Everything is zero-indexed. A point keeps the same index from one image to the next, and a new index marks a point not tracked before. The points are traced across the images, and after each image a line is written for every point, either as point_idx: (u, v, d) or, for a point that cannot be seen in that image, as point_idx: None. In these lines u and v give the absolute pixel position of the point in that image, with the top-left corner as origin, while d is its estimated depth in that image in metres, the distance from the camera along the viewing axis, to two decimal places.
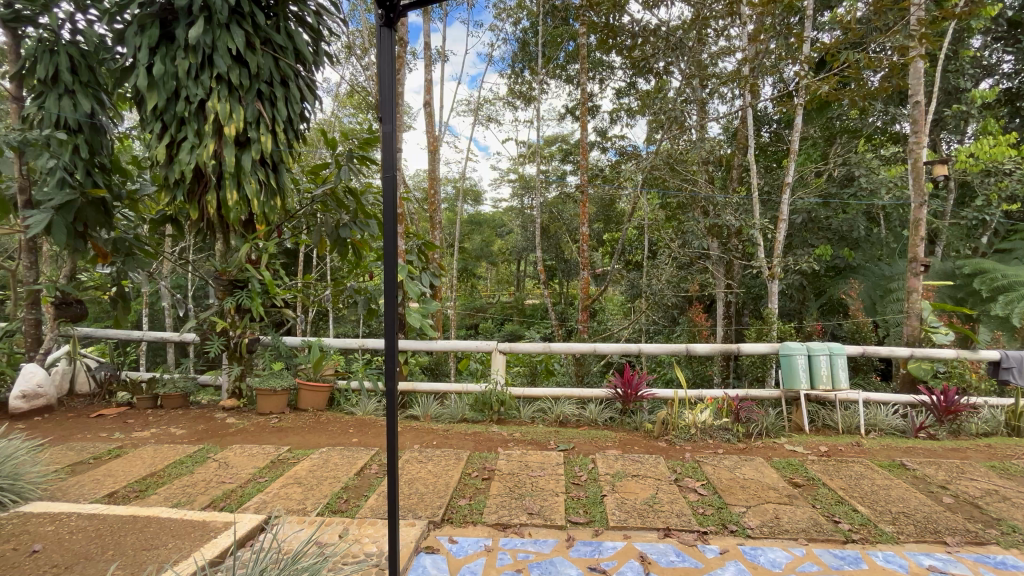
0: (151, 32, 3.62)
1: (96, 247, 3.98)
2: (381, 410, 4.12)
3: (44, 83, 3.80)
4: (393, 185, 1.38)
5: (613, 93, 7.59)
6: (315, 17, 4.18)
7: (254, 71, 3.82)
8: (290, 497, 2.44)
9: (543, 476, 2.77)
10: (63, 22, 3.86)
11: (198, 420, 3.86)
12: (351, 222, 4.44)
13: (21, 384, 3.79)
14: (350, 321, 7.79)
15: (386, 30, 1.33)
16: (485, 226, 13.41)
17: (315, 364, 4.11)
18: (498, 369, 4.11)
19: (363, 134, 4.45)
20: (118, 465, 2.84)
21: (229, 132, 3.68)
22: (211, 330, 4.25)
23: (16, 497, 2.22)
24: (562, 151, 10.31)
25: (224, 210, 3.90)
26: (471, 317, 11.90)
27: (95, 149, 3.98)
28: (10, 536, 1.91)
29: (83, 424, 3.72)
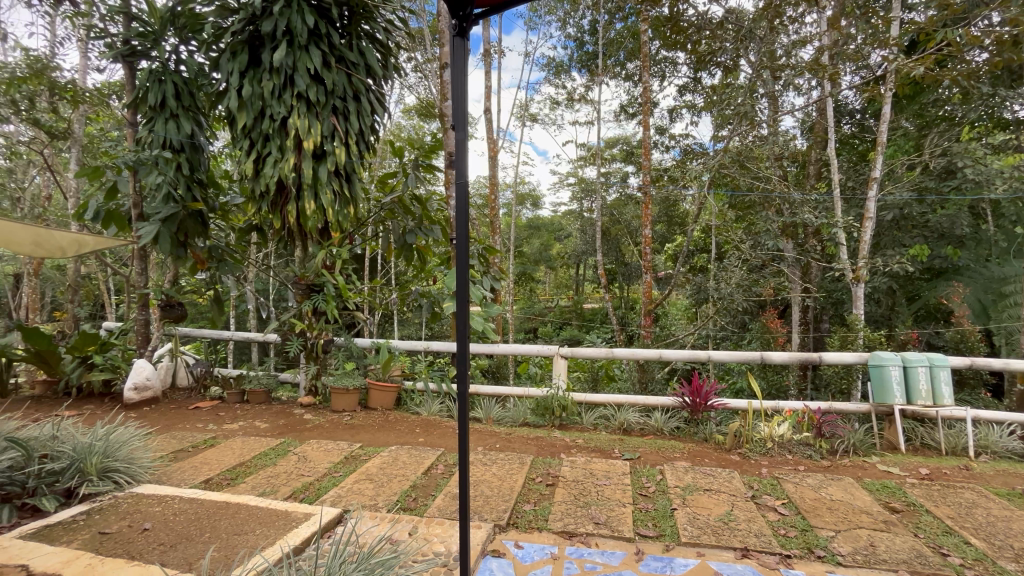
0: (241, 58, 3.96)
1: (194, 255, 4.40)
2: (445, 411, 4.22)
3: (154, 109, 4.26)
4: (466, 191, 1.40)
5: (676, 90, 7.33)
6: (384, 33, 4.39)
7: (329, 88, 4.06)
8: (363, 492, 2.55)
9: (609, 485, 2.70)
10: (170, 54, 4.32)
11: (279, 415, 4.14)
12: (416, 228, 4.63)
13: (133, 377, 4.25)
14: (413, 323, 8.06)
15: (459, 39, 1.35)
16: (543, 230, 13.42)
17: (385, 365, 4.29)
18: (561, 374, 4.08)
19: (428, 143, 4.60)
20: (213, 454, 3.11)
21: (308, 146, 3.93)
22: (291, 331, 4.55)
23: (130, 479, 2.49)
24: (622, 152, 10.10)
25: (303, 219, 4.16)
26: (530, 321, 11.90)
27: (194, 166, 4.41)
28: (126, 514, 2.14)
29: (182, 415, 4.10)
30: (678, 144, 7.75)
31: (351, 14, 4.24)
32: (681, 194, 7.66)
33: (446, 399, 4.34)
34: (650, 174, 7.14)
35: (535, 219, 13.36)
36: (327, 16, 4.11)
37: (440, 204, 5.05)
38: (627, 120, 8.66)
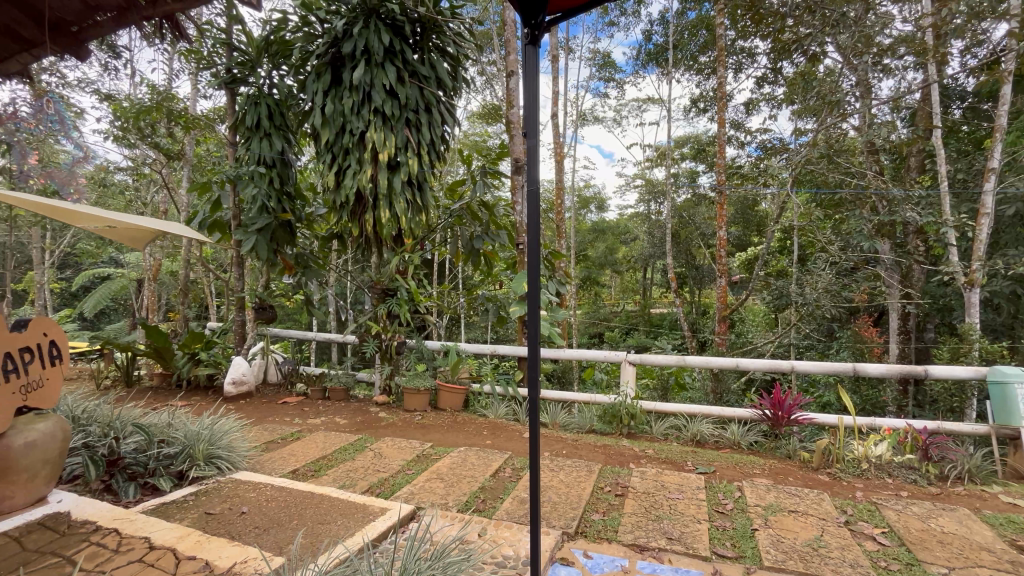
0: (325, 78, 4.26)
1: (283, 261, 4.79)
2: (511, 415, 4.25)
3: (251, 129, 4.70)
4: (538, 197, 1.41)
5: (753, 82, 6.92)
6: (454, 45, 4.53)
7: (403, 101, 4.26)
8: (434, 491, 2.63)
9: (682, 500, 2.59)
10: (265, 79, 4.75)
11: (357, 412, 4.38)
12: (483, 234, 4.75)
13: (231, 373, 4.69)
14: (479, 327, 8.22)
15: (532, 47, 1.36)
16: (609, 234, 13.18)
17: (454, 367, 4.41)
18: (629, 381, 3.98)
19: (495, 149, 4.70)
20: (299, 446, 3.35)
21: (383, 157, 4.15)
22: (366, 332, 4.81)
23: (231, 465, 2.74)
24: (692, 151, 9.69)
25: (379, 227, 4.39)
26: (595, 326, 11.71)
27: (283, 180, 4.81)
28: (227, 497, 2.36)
29: (272, 409, 4.46)
30: (755, 139, 7.31)
31: (423, 29, 4.42)
32: (759, 193, 7.22)
33: (513, 403, 4.37)
34: (724, 172, 6.79)
35: (600, 223, 13.14)
36: (401, 33, 4.32)
37: (507, 210, 5.14)
38: (698, 117, 8.31)
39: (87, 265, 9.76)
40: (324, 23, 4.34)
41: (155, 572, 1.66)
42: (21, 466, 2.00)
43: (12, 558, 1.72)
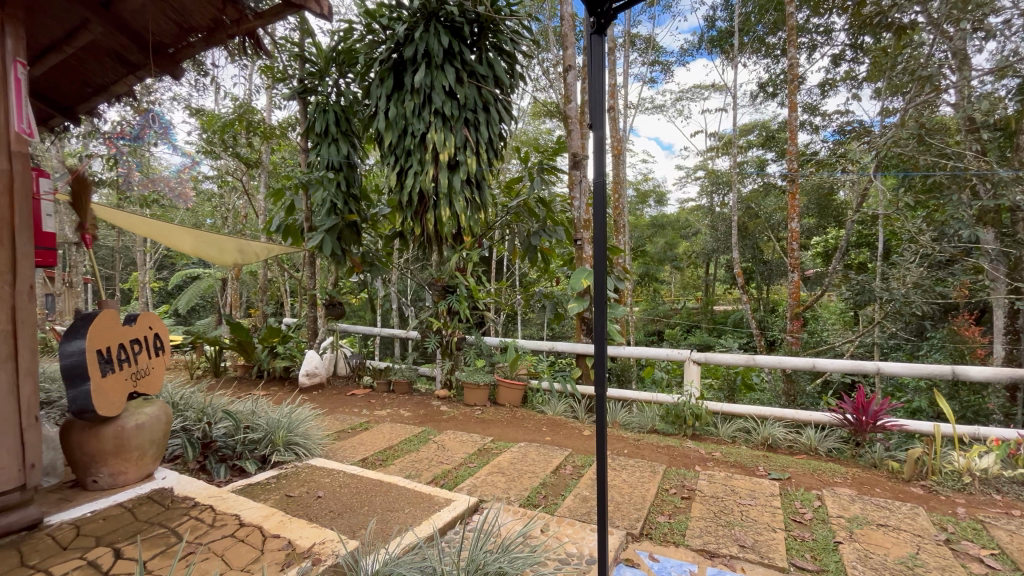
0: (388, 82, 4.42)
1: (351, 260, 5.04)
2: (570, 413, 4.22)
3: (320, 135, 4.97)
4: (605, 191, 1.30)
5: (828, 61, 6.42)
6: (511, 43, 4.55)
7: (462, 102, 4.33)
8: (496, 485, 2.67)
9: (754, 506, 2.45)
10: (333, 88, 5.01)
11: (419, 405, 4.52)
12: (540, 230, 4.78)
13: (305, 366, 4.99)
14: (535, 323, 8.23)
15: (597, 36, 1.32)
16: (669, 228, 12.75)
17: (512, 363, 4.46)
18: (693, 380, 3.86)
19: (552, 145, 4.68)
20: (368, 437, 3.51)
21: (444, 157, 4.24)
22: (428, 328, 4.95)
23: (307, 452, 2.91)
24: (760, 138, 9.15)
25: (440, 225, 4.50)
26: (654, 324, 11.35)
27: (350, 183, 5.05)
28: (304, 481, 2.52)
29: (342, 400, 4.70)
30: (832, 123, 6.78)
31: (480, 29, 4.48)
32: (837, 181, 6.69)
33: (572, 400, 4.33)
34: (796, 159, 6.37)
35: (659, 217, 12.74)
36: (460, 34, 4.39)
37: (565, 206, 5.10)
38: (766, 102, 7.84)
39: (180, 266, 10.78)
40: (386, 30, 4.50)
41: (245, 547, 1.80)
42: (133, 445, 2.25)
43: (127, 527, 1.92)
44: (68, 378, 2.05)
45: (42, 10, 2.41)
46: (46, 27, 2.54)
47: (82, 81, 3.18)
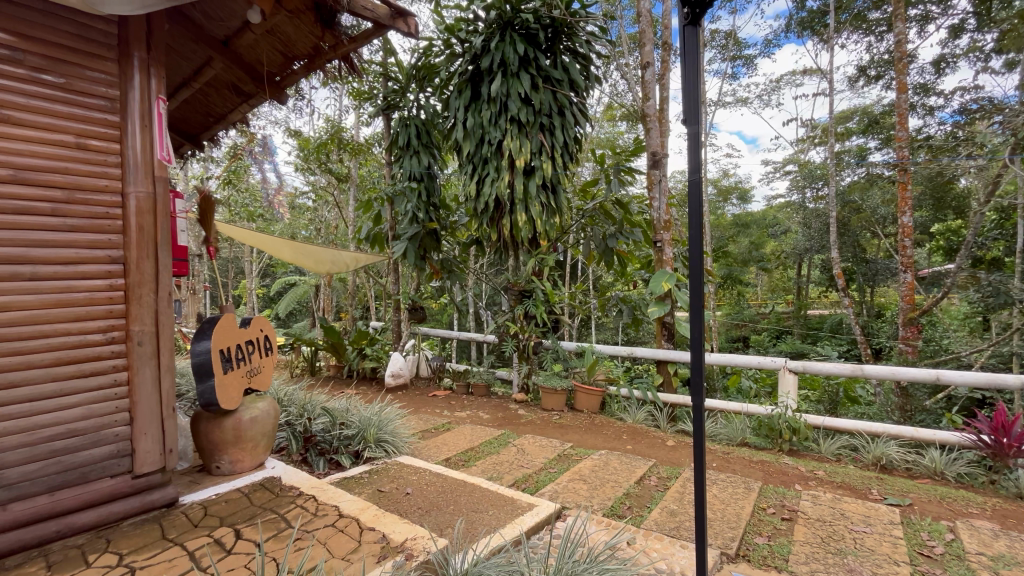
0: (466, 94, 4.56)
1: (431, 266, 5.24)
2: (652, 421, 4.07)
3: (403, 148, 5.24)
4: (700, 188, 1.21)
5: (945, 34, 5.69)
6: (586, 45, 4.52)
7: (537, 107, 4.35)
8: (578, 492, 2.62)
9: (869, 534, 2.20)
10: (415, 103, 5.26)
11: (498, 408, 4.59)
12: (617, 232, 4.69)
13: (391, 367, 5.25)
14: (609, 328, 8.06)
15: (691, 28, 1.24)
16: (754, 227, 11.93)
17: (590, 368, 4.38)
18: (789, 391, 3.56)
19: (628, 146, 4.57)
20: (450, 437, 3.62)
21: (520, 163, 4.28)
22: (505, 332, 5.02)
23: (395, 450, 3.05)
24: (860, 125, 8.30)
25: (517, 230, 4.54)
26: (739, 329, 10.64)
27: (430, 192, 5.26)
28: (394, 478, 2.65)
29: (425, 401, 4.89)
30: (952, 102, 5.99)
31: (555, 33, 4.49)
32: (960, 168, 5.88)
33: (653, 408, 4.17)
34: (908, 146, 5.71)
35: (743, 215, 11.97)
36: (535, 41, 4.44)
37: (642, 207, 4.96)
38: (867, 86, 7.13)
39: (280, 274, 11.86)
40: (463, 43, 4.65)
41: (345, 537, 1.91)
42: (249, 436, 2.49)
43: (245, 510, 2.13)
44: (198, 374, 2.32)
45: (176, 52, 2.80)
46: (178, 67, 2.94)
47: (206, 112, 3.61)
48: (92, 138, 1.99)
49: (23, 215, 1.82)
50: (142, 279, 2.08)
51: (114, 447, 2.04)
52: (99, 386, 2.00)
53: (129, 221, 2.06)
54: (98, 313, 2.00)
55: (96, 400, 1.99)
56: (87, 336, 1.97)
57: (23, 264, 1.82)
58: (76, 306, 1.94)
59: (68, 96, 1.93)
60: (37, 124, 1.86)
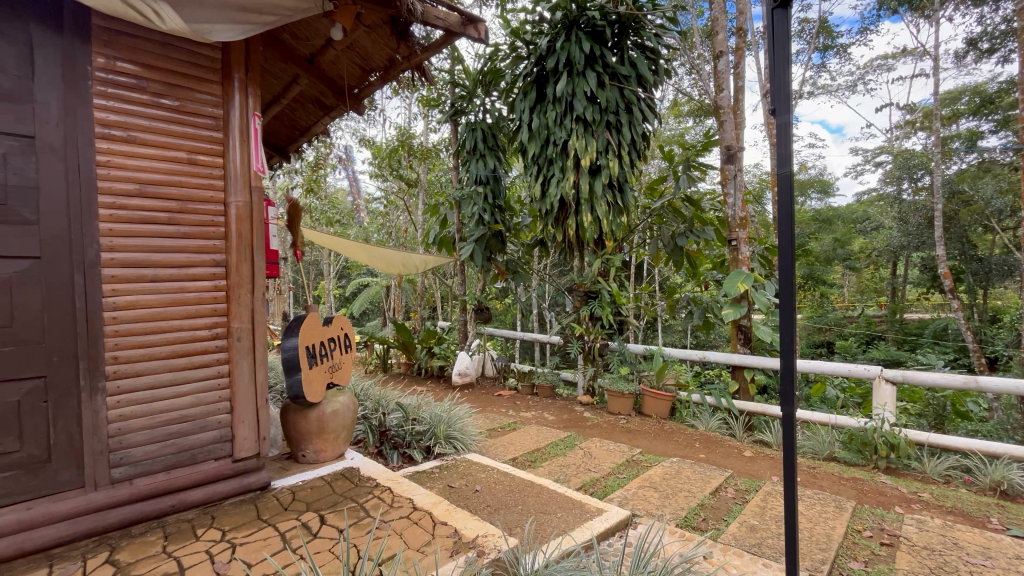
0: (531, 95, 4.57)
1: (496, 267, 5.33)
2: (726, 430, 3.86)
3: (470, 152, 5.36)
4: (792, 179, 1.11)
5: None
6: (654, 38, 4.40)
7: (604, 105, 4.28)
8: (648, 499, 2.55)
9: (990, 568, 1.94)
10: (481, 107, 5.36)
11: (563, 410, 4.56)
12: (687, 231, 4.50)
13: (458, 366, 5.38)
14: (677, 331, 7.77)
15: (780, 10, 1.14)
16: (839, 222, 11.01)
17: (659, 372, 4.21)
18: (886, 403, 3.24)
19: (699, 141, 4.39)
20: (517, 437, 3.65)
21: (585, 163, 4.23)
22: (570, 333, 4.99)
23: (463, 447, 3.12)
24: (970, 106, 7.40)
25: (582, 231, 4.49)
26: (822, 333, 9.82)
27: (495, 195, 5.35)
28: (463, 474, 2.71)
29: (490, 400, 4.97)
30: None
31: (622, 29, 4.40)
32: None
33: (727, 416, 3.97)
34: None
35: (825, 210, 11.08)
36: (601, 38, 4.38)
37: (715, 204, 4.74)
38: (978, 62, 6.35)
39: (355, 275, 12.58)
40: (529, 45, 4.67)
41: (419, 530, 1.98)
42: (331, 427, 2.66)
43: (328, 497, 2.27)
44: (287, 368, 2.52)
45: (268, 73, 3.07)
46: (269, 86, 3.21)
47: (292, 126, 3.90)
48: (199, 153, 2.21)
49: (146, 224, 2.06)
50: (240, 280, 2.29)
51: (218, 432, 2.26)
52: (205, 377, 2.22)
53: (230, 227, 2.27)
54: (205, 311, 2.22)
55: (203, 389, 2.21)
56: (196, 332, 2.19)
57: (146, 267, 2.06)
58: (187, 304, 2.17)
59: (181, 116, 2.16)
60: (157, 143, 2.09)
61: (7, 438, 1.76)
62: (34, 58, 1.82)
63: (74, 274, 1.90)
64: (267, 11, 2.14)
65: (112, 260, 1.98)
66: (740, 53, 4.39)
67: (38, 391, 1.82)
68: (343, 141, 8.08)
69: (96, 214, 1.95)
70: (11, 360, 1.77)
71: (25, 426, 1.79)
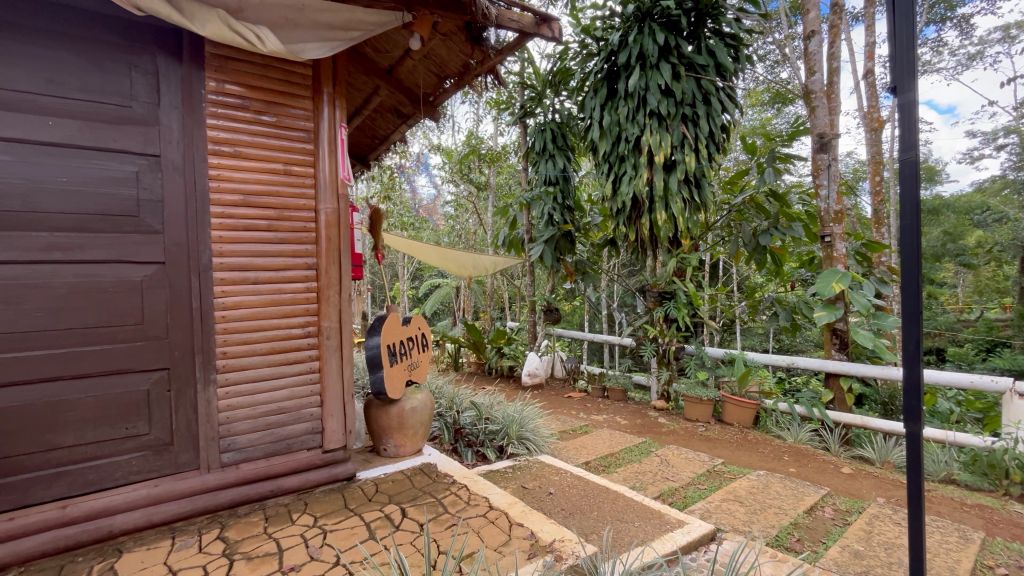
0: (602, 92, 4.48)
1: (565, 267, 5.30)
2: (819, 444, 3.54)
3: (539, 153, 5.35)
4: (918, 166, 0.99)
5: None
6: (734, 25, 4.16)
7: (679, 98, 4.09)
8: (734, 514, 2.39)
9: None
10: (551, 108, 5.35)
11: (636, 414, 4.42)
12: (772, 228, 4.18)
13: (528, 367, 5.39)
14: (758, 334, 7.27)
15: None
16: (950, 213, 9.76)
17: (741, 378, 3.96)
18: (1019, 421, 2.80)
19: (785, 129, 4.07)
20: (590, 440, 3.58)
21: (659, 159, 4.06)
22: (643, 335, 4.82)
23: (536, 448, 3.12)
24: None
25: (656, 229, 4.33)
26: (930, 339, 8.74)
27: (565, 195, 5.31)
28: (537, 476, 2.70)
29: (561, 401, 4.94)
30: None
31: (699, 16, 4.19)
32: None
33: (820, 428, 3.64)
34: None
35: (934, 201, 9.88)
36: (676, 28, 4.20)
37: (803, 198, 4.37)
38: None
39: (426, 277, 13.05)
40: (600, 41, 4.58)
41: (495, 529, 2.00)
42: (410, 423, 2.76)
43: (409, 491, 2.35)
44: (371, 365, 2.65)
45: (353, 86, 3.26)
46: (353, 98, 3.42)
47: (372, 135, 4.11)
48: (294, 164, 2.38)
49: (250, 231, 2.25)
50: (330, 282, 2.44)
51: (311, 424, 2.42)
52: (299, 372, 2.39)
53: (320, 232, 2.43)
54: (299, 311, 2.38)
55: (297, 383, 2.38)
56: (291, 331, 2.36)
57: (249, 271, 2.25)
58: (284, 305, 2.34)
59: (279, 131, 2.33)
60: (259, 157, 2.28)
61: (139, 421, 2.01)
62: (160, 86, 2.07)
63: (191, 278, 2.12)
64: (354, 27, 2.27)
65: (222, 263, 2.18)
66: (835, 31, 4.00)
67: (163, 381, 2.05)
68: (416, 147, 8.43)
69: (208, 223, 2.16)
70: (142, 353, 2.01)
71: (153, 412, 2.03)
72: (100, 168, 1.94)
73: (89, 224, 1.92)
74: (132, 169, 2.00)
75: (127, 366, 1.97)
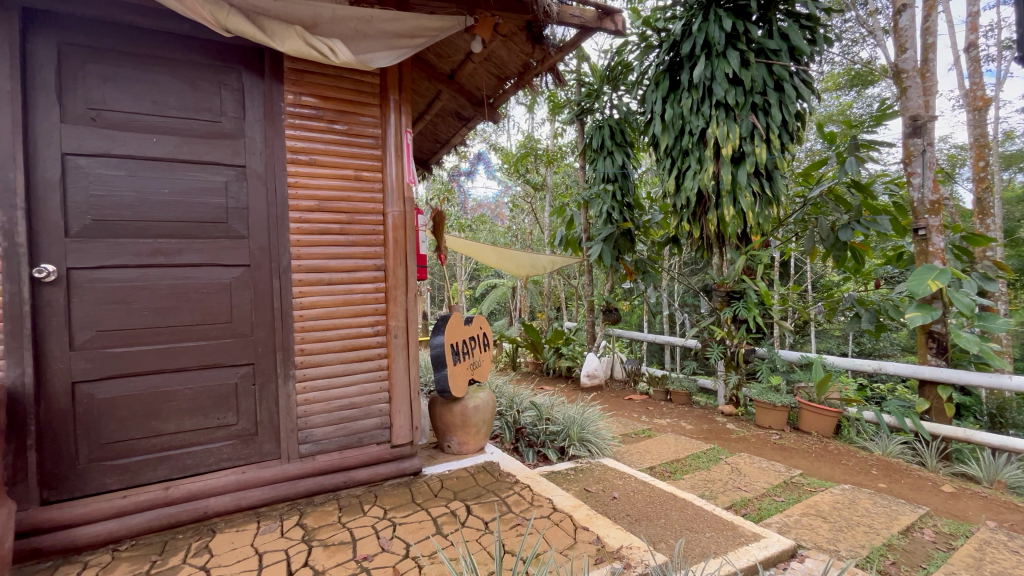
0: (664, 85, 4.33)
1: (625, 267, 5.18)
2: (913, 458, 3.22)
3: (596, 150, 5.25)
4: None
5: None
6: (809, 5, 3.88)
7: (748, 86, 3.87)
8: (816, 530, 2.22)
9: None
10: (609, 104, 5.24)
11: (702, 419, 4.23)
12: (854, 222, 3.83)
13: (587, 368, 5.33)
14: (837, 336, 6.73)
15: None
16: None
17: (820, 384, 3.69)
18: None
19: (869, 114, 3.74)
20: (654, 445, 3.47)
21: (727, 151, 3.85)
22: (709, 337, 4.60)
23: (598, 450, 3.06)
24: None
25: (723, 226, 4.11)
26: None
27: (624, 192, 5.18)
28: (600, 479, 2.65)
29: (621, 403, 4.83)
30: None
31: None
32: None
33: (914, 441, 3.32)
34: None
35: None
36: (745, 13, 3.98)
37: (891, 187, 4.00)
38: None
39: (484, 277, 13.23)
40: (661, 33, 4.42)
41: (560, 531, 1.98)
42: (473, 421, 2.80)
43: (473, 488, 2.39)
44: (435, 363, 2.71)
45: (417, 92, 3.36)
46: (417, 104, 3.52)
47: (434, 139, 4.22)
48: (364, 169, 2.48)
49: (324, 235, 2.38)
50: (397, 282, 2.53)
51: (380, 419, 2.51)
52: (369, 369, 2.49)
53: (388, 235, 2.52)
54: (369, 310, 2.48)
55: (368, 379, 2.48)
56: (361, 329, 2.47)
57: (323, 272, 2.37)
58: (355, 304, 2.45)
59: (349, 138, 2.44)
60: (332, 163, 2.40)
61: (229, 412, 2.17)
62: (245, 101, 2.22)
63: (272, 279, 2.27)
64: (418, 34, 2.33)
65: (299, 265, 2.31)
66: (930, 2, 3.62)
67: (249, 375, 2.21)
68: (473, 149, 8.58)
69: (287, 228, 2.30)
70: (231, 349, 2.17)
71: (241, 403, 2.19)
72: (195, 179, 2.11)
73: (186, 231, 2.10)
74: (222, 179, 2.17)
75: (218, 361, 2.14)
